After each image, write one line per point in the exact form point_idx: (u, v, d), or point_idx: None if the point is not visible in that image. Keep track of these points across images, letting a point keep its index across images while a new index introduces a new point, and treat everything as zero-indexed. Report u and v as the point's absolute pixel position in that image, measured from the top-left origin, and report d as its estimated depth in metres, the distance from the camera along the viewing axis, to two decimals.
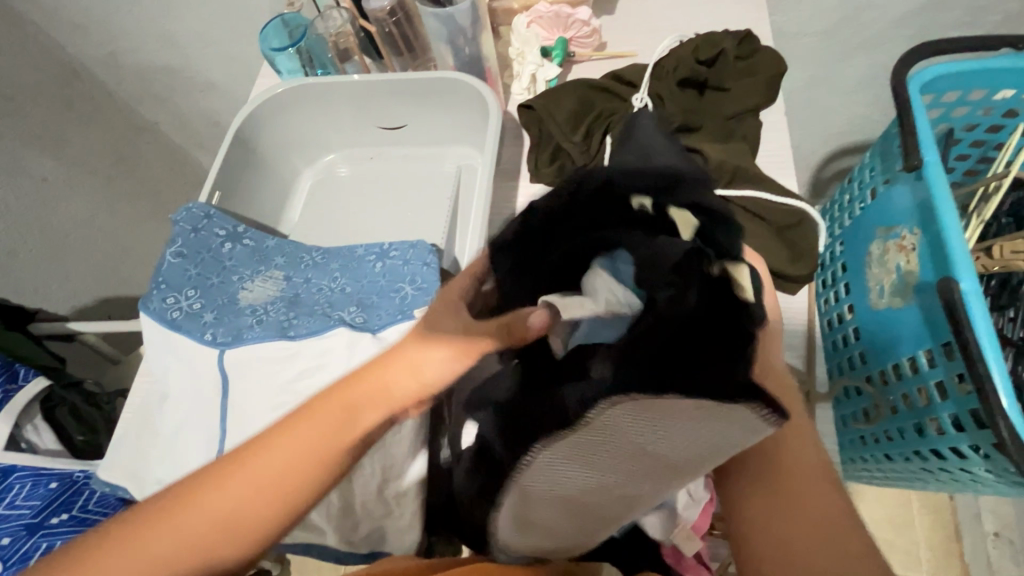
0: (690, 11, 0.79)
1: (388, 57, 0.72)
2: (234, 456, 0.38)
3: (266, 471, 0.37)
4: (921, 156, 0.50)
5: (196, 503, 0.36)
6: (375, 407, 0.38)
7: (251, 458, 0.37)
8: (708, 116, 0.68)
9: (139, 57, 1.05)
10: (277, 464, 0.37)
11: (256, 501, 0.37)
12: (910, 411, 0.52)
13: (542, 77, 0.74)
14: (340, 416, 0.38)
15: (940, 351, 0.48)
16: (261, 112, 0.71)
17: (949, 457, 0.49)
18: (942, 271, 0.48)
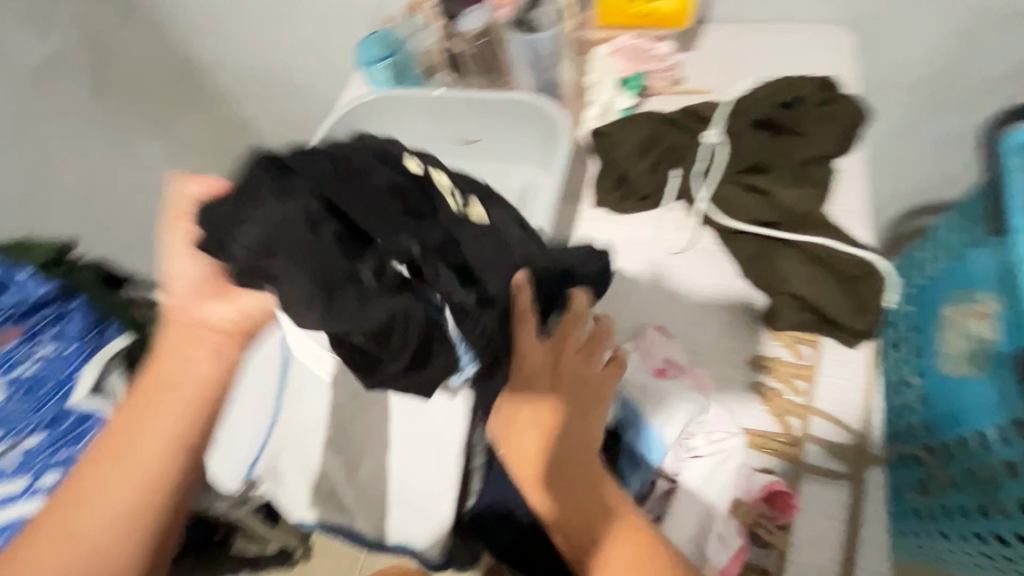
0: (772, 55, 0.79)
1: (471, 76, 0.77)
2: (80, 476, 0.44)
3: (127, 464, 0.43)
4: (1012, 217, 0.47)
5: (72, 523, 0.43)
6: (161, 366, 0.45)
7: (101, 474, 0.43)
8: (780, 158, 0.67)
9: (244, 58, 1.16)
10: (129, 460, 0.43)
11: (131, 493, 0.43)
12: (975, 490, 0.49)
13: (615, 106, 0.76)
14: (147, 390, 0.44)
15: (1014, 429, 0.45)
16: (349, 117, 0.77)
17: (1013, 545, 0.45)
18: (1021, 342, 0.45)
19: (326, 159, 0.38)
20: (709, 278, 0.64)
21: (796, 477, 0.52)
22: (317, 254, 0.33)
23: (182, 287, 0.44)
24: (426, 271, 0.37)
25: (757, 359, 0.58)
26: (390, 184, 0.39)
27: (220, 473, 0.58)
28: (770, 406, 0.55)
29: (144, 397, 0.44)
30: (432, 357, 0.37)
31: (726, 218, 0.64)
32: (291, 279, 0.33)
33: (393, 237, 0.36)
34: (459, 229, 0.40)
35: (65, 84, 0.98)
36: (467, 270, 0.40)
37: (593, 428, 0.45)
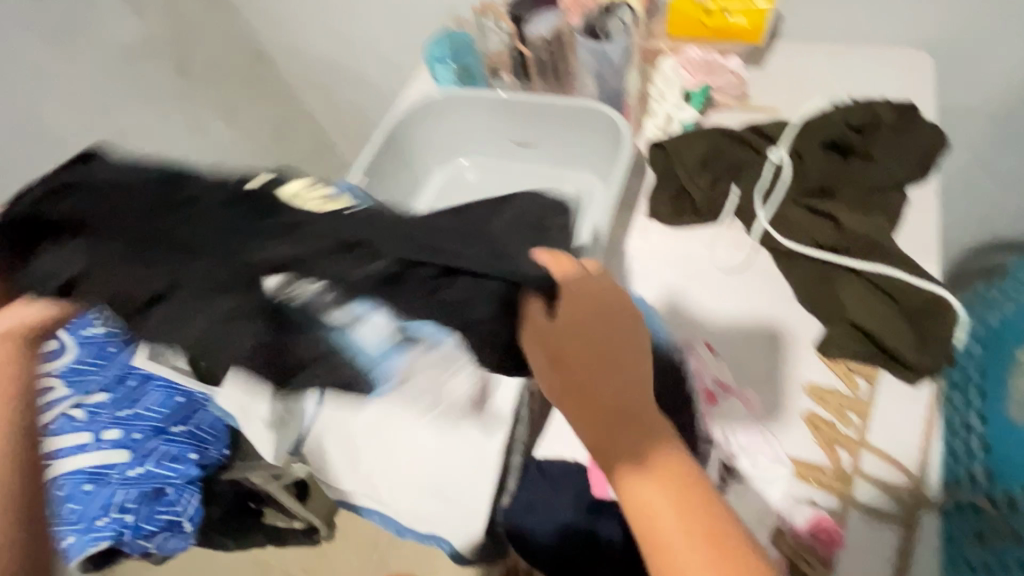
0: (844, 75, 0.76)
1: (534, 79, 0.77)
2: None
3: None
4: None
5: None
6: None
7: None
8: (848, 183, 0.65)
9: (312, 49, 1.21)
10: None
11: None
12: None
13: (678, 118, 0.75)
14: None
15: None
16: (413, 114, 0.79)
17: None
18: None
19: (76, 190, 0.38)
20: (764, 301, 0.62)
21: (842, 515, 0.50)
22: (171, 294, 0.35)
23: None
24: (277, 275, 0.35)
25: (810, 389, 0.56)
26: (225, 197, 0.39)
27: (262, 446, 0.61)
28: (820, 438, 0.54)
29: None
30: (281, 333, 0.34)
31: (787, 240, 0.63)
32: (181, 342, 0.35)
33: (249, 243, 0.36)
34: (315, 220, 0.38)
35: (149, 65, 1.06)
36: (349, 243, 0.35)
37: (639, 368, 0.36)
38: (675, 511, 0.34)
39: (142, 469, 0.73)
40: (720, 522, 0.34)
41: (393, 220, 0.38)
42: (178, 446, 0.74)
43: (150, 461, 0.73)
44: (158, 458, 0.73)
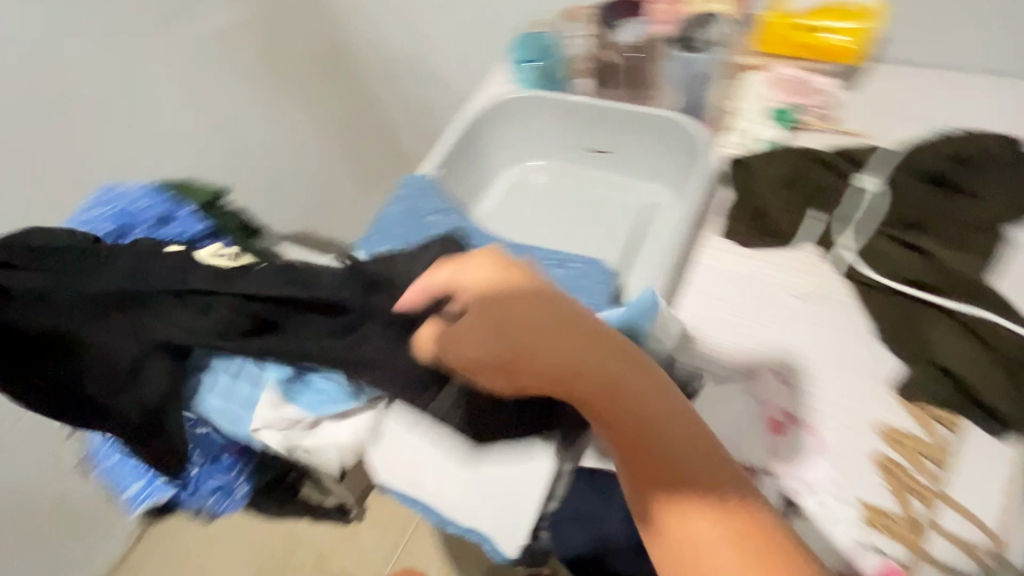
0: (941, 103, 0.73)
1: (614, 87, 0.77)
2: None
3: None
4: None
5: None
6: None
7: None
8: (944, 219, 0.61)
9: (392, 43, 1.28)
10: None
11: None
12: None
13: (760, 135, 0.73)
14: None
15: None
16: (489, 112, 0.80)
17: None
18: None
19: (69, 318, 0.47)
20: (839, 332, 0.60)
21: (910, 565, 0.47)
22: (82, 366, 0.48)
23: None
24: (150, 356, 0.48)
25: (882, 430, 0.53)
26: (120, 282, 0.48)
27: None
28: (890, 482, 0.51)
29: None
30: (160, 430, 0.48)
31: (873, 271, 0.60)
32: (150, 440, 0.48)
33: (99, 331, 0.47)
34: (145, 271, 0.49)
35: (239, 50, 1.16)
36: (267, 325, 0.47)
37: (590, 361, 0.43)
38: (735, 551, 0.39)
39: None
40: (761, 526, 0.40)
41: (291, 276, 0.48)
42: None
43: None
44: None
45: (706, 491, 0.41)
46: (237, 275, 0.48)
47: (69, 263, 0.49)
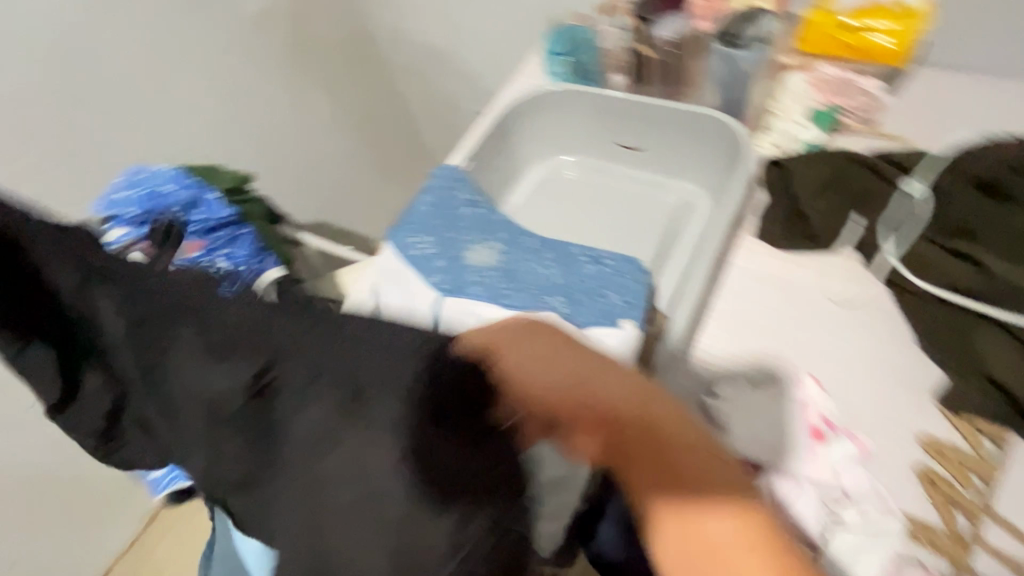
0: (988, 109, 0.72)
1: (650, 83, 0.75)
2: None
3: None
4: None
5: None
6: None
7: None
8: (1003, 224, 0.57)
9: (420, 36, 1.29)
10: None
11: None
12: None
13: (799, 136, 0.71)
14: None
15: None
16: (522, 105, 0.80)
17: None
18: None
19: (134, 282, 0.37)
20: (880, 339, 0.58)
21: None
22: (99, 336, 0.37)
23: None
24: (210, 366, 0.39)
25: (926, 441, 0.52)
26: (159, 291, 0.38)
27: None
28: (935, 495, 0.49)
29: None
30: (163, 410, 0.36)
31: (918, 281, 0.58)
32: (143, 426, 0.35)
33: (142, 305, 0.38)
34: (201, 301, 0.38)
35: (269, 37, 1.16)
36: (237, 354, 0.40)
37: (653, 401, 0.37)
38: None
39: None
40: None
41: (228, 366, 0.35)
42: None
43: None
44: None
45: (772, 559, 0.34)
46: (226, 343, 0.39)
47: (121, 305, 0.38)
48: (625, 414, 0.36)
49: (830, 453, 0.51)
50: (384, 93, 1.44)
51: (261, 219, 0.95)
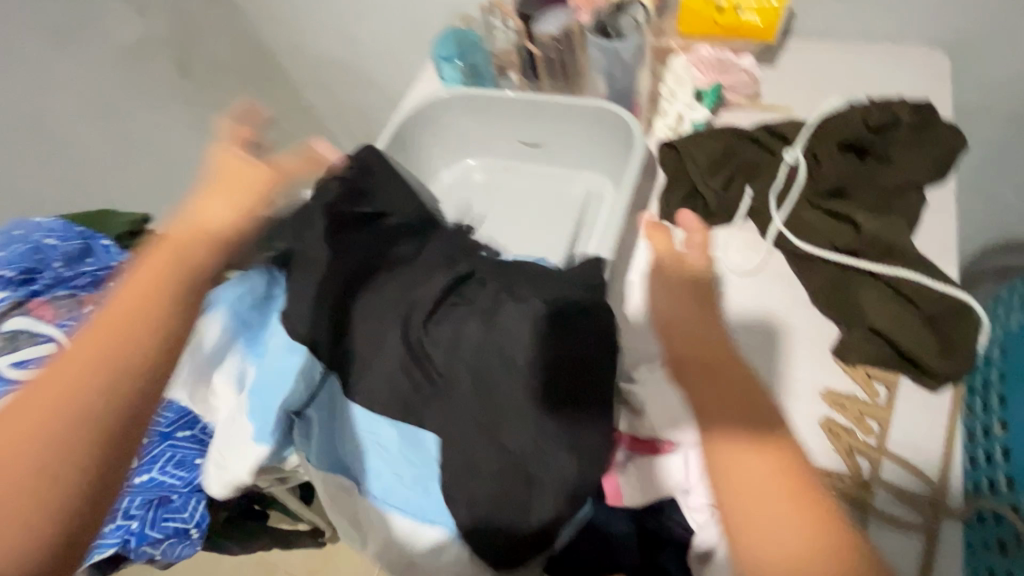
0: (856, 74, 0.77)
1: (542, 79, 0.76)
2: (40, 384, 0.38)
3: (108, 357, 0.38)
4: None
5: (60, 381, 0.38)
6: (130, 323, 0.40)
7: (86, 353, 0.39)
8: (864, 186, 0.63)
9: (318, 48, 1.24)
10: (100, 349, 0.39)
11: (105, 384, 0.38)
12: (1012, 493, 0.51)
13: (689, 118, 0.74)
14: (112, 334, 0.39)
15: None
16: (419, 114, 0.78)
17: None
18: None
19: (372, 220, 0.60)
20: (780, 304, 0.61)
21: (863, 522, 0.50)
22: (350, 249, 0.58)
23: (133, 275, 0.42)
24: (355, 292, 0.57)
25: (826, 395, 0.55)
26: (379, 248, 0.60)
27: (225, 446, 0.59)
28: (838, 445, 0.53)
29: (111, 329, 0.39)
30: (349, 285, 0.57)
31: (804, 243, 0.61)
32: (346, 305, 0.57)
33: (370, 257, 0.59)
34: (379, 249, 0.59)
35: (151, 65, 1.10)
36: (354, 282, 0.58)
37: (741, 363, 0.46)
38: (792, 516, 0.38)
39: (146, 475, 0.65)
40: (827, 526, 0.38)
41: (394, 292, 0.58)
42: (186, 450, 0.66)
43: (156, 467, 0.65)
44: (165, 462, 0.65)
45: (806, 507, 0.39)
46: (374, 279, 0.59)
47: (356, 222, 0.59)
48: (712, 353, 0.46)
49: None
50: (294, 106, 1.38)
51: None
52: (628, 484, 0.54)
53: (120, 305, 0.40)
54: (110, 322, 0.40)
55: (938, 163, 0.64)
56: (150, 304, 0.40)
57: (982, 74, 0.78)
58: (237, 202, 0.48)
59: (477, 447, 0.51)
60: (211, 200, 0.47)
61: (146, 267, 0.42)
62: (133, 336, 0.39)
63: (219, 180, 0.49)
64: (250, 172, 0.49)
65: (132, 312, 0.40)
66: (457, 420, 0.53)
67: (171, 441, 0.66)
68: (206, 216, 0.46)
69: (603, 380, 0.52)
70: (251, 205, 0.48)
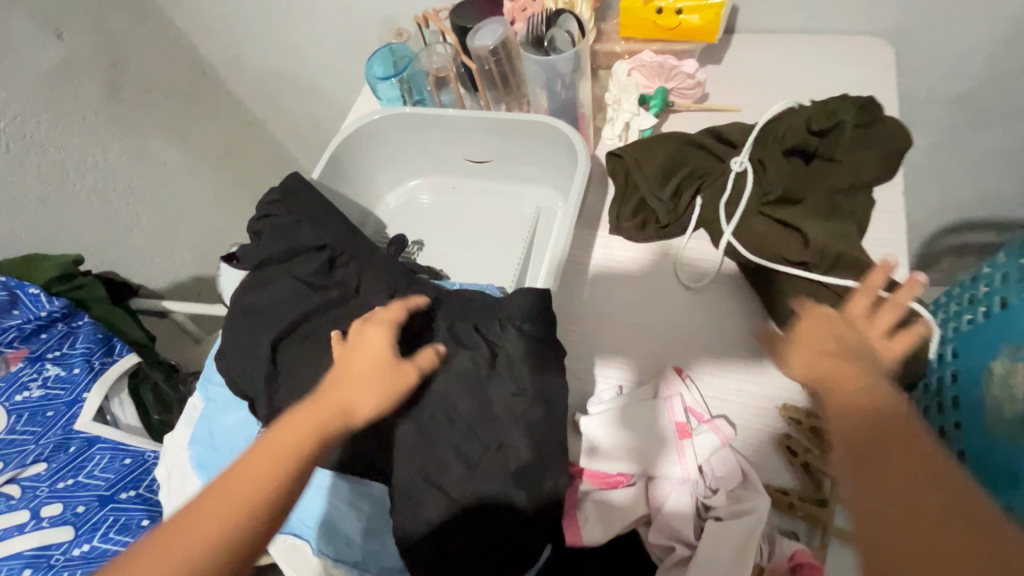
0: (802, 68, 0.75)
1: (483, 91, 0.73)
2: (169, 525, 0.38)
3: (238, 520, 0.39)
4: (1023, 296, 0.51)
5: (189, 538, 0.38)
6: (269, 484, 0.40)
7: (218, 514, 0.39)
8: (813, 190, 0.62)
9: (258, 60, 1.19)
10: (234, 512, 0.39)
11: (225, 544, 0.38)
12: None
13: (638, 126, 0.72)
14: (247, 493, 0.39)
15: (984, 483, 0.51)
16: (356, 137, 0.75)
17: None
18: None
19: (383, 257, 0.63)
20: (732, 321, 0.61)
21: (823, 543, 0.49)
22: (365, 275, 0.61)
23: (285, 437, 0.42)
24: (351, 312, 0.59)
25: (781, 410, 0.54)
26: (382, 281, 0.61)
27: (173, 496, 0.61)
28: (795, 462, 0.52)
29: (250, 487, 0.40)
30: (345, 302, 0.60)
31: (754, 256, 0.60)
32: (329, 323, 0.59)
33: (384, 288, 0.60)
34: (366, 266, 0.62)
35: (78, 92, 1.03)
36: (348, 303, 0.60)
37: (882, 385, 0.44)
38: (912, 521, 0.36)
39: (88, 546, 0.62)
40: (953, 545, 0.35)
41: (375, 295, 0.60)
42: (130, 513, 0.64)
43: (97, 536, 0.62)
44: (106, 529, 0.62)
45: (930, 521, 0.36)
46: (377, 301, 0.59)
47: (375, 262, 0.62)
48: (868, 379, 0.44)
49: (700, 445, 0.51)
50: (239, 123, 1.32)
51: (100, 304, 0.81)
52: (587, 522, 0.51)
53: (241, 476, 0.40)
54: (247, 482, 0.40)
55: (883, 163, 0.63)
56: (267, 497, 0.40)
57: (927, 62, 0.77)
58: (384, 391, 0.46)
59: (429, 496, 0.50)
60: (360, 386, 0.46)
61: (279, 437, 0.42)
62: (253, 506, 0.39)
63: (364, 346, 0.48)
64: (403, 364, 0.48)
65: (246, 499, 0.39)
66: (407, 471, 0.51)
67: (113, 505, 0.64)
68: (351, 396, 0.45)
69: (555, 420, 0.50)
70: (396, 397, 0.47)
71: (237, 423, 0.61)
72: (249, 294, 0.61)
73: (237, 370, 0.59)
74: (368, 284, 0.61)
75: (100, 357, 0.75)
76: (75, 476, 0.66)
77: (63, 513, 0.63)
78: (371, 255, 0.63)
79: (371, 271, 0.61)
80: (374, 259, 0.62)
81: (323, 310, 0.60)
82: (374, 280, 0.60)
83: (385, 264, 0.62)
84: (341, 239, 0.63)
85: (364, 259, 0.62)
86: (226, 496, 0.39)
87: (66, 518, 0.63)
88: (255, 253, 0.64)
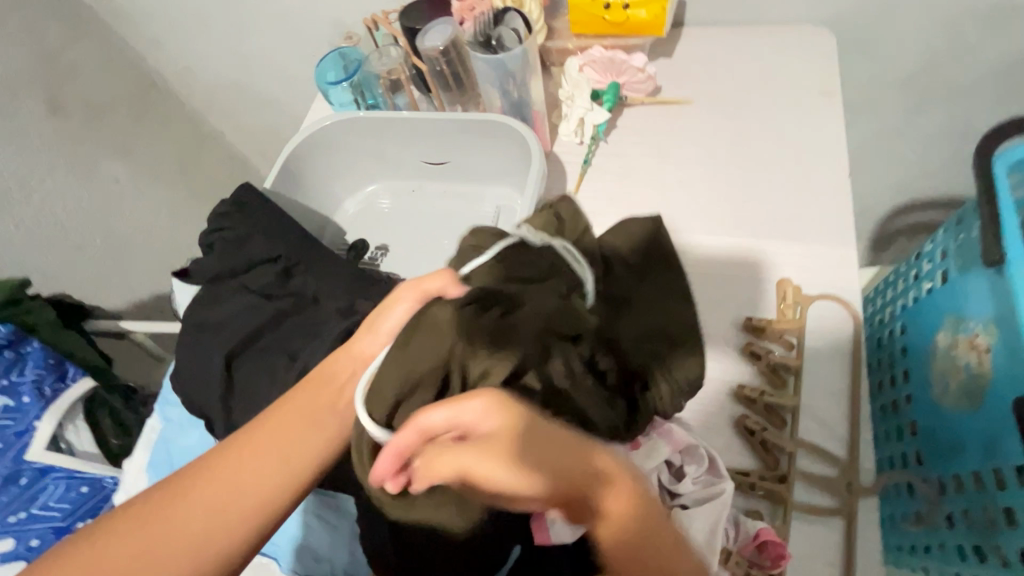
0: (750, 59, 0.77)
1: (436, 92, 0.73)
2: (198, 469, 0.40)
3: (273, 460, 0.40)
4: (956, 267, 0.53)
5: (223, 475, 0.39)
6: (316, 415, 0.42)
7: (251, 454, 0.40)
8: (535, 323, 0.39)
9: (209, 70, 1.17)
10: (258, 456, 0.40)
11: (254, 488, 0.39)
12: (919, 467, 0.53)
13: (591, 121, 0.72)
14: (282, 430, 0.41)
15: (930, 452, 0.52)
16: (309, 144, 0.73)
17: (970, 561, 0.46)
18: (971, 400, 0.49)
19: (345, 262, 0.63)
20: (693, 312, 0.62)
21: (784, 519, 0.51)
22: (323, 281, 0.61)
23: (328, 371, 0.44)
24: (312, 318, 0.58)
25: (737, 392, 0.56)
26: (340, 285, 0.60)
27: None
28: (752, 441, 0.54)
29: (285, 419, 0.42)
30: (306, 309, 0.59)
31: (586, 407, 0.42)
32: (286, 331, 0.58)
33: (342, 292, 0.60)
34: (324, 272, 0.61)
35: (19, 110, 0.99)
36: (309, 307, 0.59)
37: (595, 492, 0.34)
38: None
39: None
40: None
41: (334, 298, 0.59)
42: None
43: None
44: None
45: None
46: (337, 304, 0.59)
47: (335, 266, 0.62)
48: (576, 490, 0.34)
49: (648, 451, 0.49)
50: (194, 137, 1.29)
51: (51, 330, 0.77)
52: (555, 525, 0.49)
53: (277, 425, 0.41)
54: (287, 422, 0.42)
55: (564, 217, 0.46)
56: (294, 443, 0.41)
57: (867, 50, 0.80)
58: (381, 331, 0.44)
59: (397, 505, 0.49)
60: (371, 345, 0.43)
61: (292, 406, 0.42)
62: (288, 450, 0.40)
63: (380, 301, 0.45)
64: (403, 288, 0.43)
65: (276, 445, 0.40)
66: None
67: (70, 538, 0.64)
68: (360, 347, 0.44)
69: None
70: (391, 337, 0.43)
71: (195, 442, 0.59)
72: (200, 310, 0.60)
73: (190, 389, 0.57)
74: (326, 291, 0.60)
75: (51, 384, 0.72)
76: (28, 508, 0.64)
77: (15, 548, 0.62)
78: (329, 260, 0.62)
79: (328, 276, 0.61)
80: (330, 264, 0.62)
81: (281, 318, 0.59)
82: (334, 285, 0.60)
83: (344, 268, 0.62)
84: (296, 244, 0.62)
85: (321, 264, 0.62)
86: (262, 436, 0.41)
87: (19, 553, 0.62)
88: (206, 267, 0.62)
